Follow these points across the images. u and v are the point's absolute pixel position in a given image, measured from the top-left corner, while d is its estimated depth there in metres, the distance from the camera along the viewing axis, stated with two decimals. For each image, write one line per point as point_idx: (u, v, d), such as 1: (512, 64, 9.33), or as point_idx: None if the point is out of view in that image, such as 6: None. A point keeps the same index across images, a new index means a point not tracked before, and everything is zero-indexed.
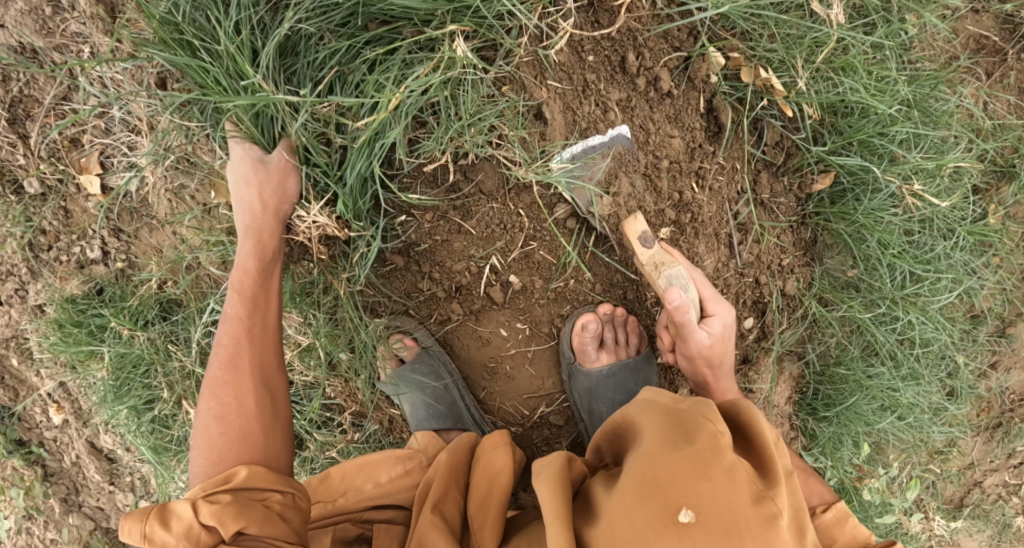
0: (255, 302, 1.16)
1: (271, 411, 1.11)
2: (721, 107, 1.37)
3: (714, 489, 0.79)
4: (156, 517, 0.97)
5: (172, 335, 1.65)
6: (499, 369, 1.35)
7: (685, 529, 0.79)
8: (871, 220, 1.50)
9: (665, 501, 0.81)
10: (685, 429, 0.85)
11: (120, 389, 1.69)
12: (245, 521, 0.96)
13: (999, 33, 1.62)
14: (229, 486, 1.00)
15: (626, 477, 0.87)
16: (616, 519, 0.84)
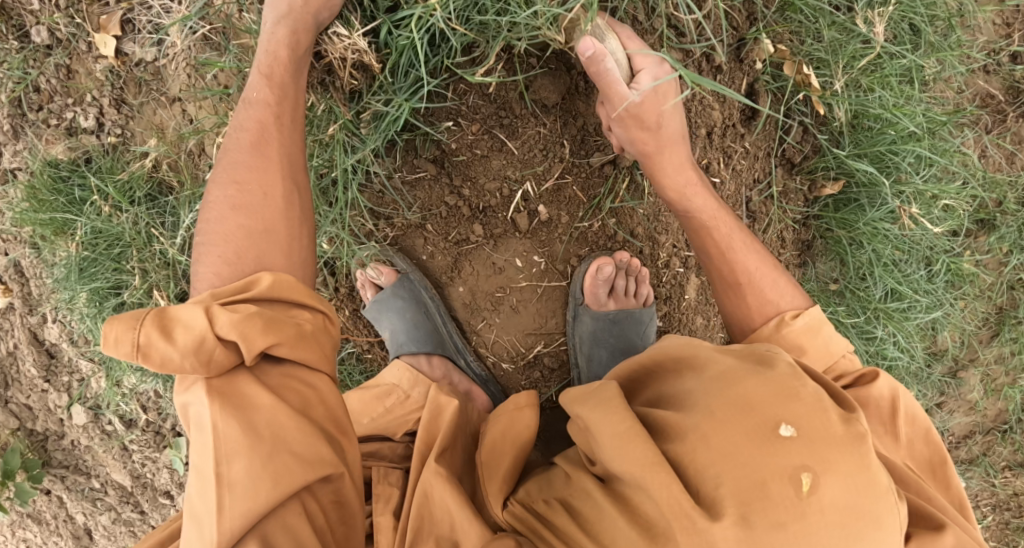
0: (282, 94, 1.11)
1: (297, 209, 1.08)
2: (761, 93, 1.44)
3: (807, 409, 0.85)
4: (158, 325, 0.93)
5: (159, 219, 1.57)
6: (505, 301, 1.34)
7: (788, 441, 0.82)
8: (871, 230, 1.58)
9: (764, 417, 0.84)
10: (763, 362, 0.92)
11: (90, 269, 1.60)
12: (272, 340, 0.96)
13: (1004, 95, 1.75)
14: (251, 294, 0.98)
15: (706, 399, 0.89)
16: (706, 431, 0.85)
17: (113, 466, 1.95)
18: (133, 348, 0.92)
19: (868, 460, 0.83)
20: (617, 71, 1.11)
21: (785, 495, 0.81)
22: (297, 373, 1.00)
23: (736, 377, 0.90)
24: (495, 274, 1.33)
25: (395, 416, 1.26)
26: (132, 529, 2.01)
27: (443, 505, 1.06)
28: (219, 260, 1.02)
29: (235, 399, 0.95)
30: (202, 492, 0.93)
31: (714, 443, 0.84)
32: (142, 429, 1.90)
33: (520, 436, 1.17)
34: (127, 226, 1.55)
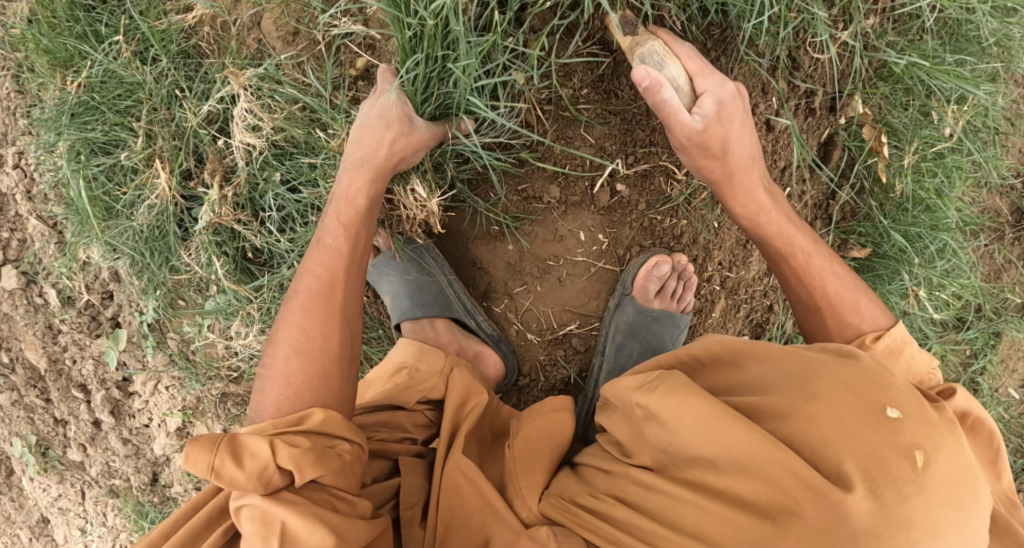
0: (357, 247, 1.10)
1: (349, 356, 1.05)
2: (837, 144, 1.48)
3: (901, 393, 0.80)
4: (229, 451, 0.91)
5: (187, 81, 1.39)
6: (554, 270, 1.31)
7: (896, 422, 0.77)
8: (884, 301, 1.62)
9: (867, 399, 0.79)
10: (841, 351, 0.87)
11: (85, 116, 1.40)
12: (321, 471, 0.93)
13: (1011, 213, 1.86)
14: (303, 428, 0.95)
15: (797, 388, 0.83)
16: (811, 411, 0.80)
17: (30, 344, 1.71)
18: (202, 471, 0.90)
19: (961, 438, 0.79)
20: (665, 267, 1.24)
21: (902, 470, 0.75)
22: (338, 489, 0.95)
23: (815, 365, 0.85)
24: (553, 241, 1.29)
25: (404, 387, 1.22)
26: (31, 416, 1.77)
27: (476, 490, 1.03)
28: (280, 394, 0.99)
29: (284, 504, 0.90)
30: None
31: (823, 423, 0.79)
32: (78, 310, 1.68)
33: (557, 437, 1.11)
34: (149, 80, 1.37)
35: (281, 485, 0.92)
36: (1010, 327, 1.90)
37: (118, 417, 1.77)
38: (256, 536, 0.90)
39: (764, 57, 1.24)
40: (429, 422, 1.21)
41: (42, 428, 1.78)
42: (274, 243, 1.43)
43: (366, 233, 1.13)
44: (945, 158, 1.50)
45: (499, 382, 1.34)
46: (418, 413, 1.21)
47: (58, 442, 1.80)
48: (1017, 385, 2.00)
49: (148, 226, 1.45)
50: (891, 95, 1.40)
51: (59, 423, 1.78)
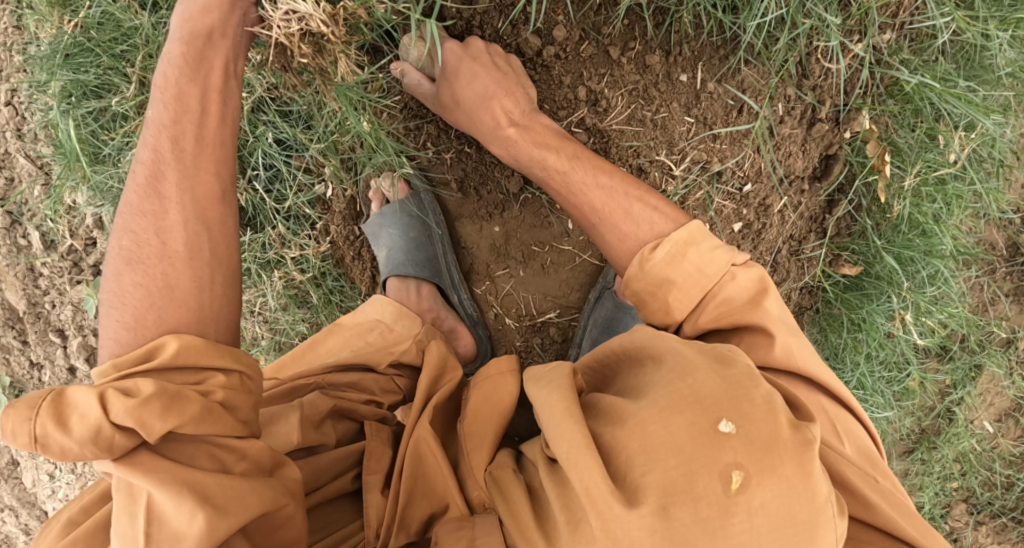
0: (182, 115, 1.00)
1: (200, 246, 0.96)
2: (838, 158, 1.46)
3: (751, 410, 0.77)
4: (53, 413, 0.84)
5: None
6: (538, 257, 1.28)
7: (725, 437, 0.75)
8: (869, 320, 1.60)
9: (706, 410, 0.77)
10: (720, 357, 0.84)
11: (79, 57, 1.38)
12: (174, 421, 0.84)
13: (1006, 247, 1.86)
14: (155, 364, 0.88)
15: (648, 400, 0.81)
16: (646, 420, 0.79)
17: (10, 283, 1.68)
18: (27, 442, 0.84)
19: (812, 469, 0.74)
20: (416, 88, 1.15)
21: (709, 491, 0.73)
22: (214, 437, 0.88)
23: (691, 372, 0.83)
24: (540, 227, 1.27)
25: (379, 348, 1.23)
26: (7, 355, 1.74)
27: (437, 464, 1.03)
28: (121, 317, 0.93)
29: (138, 468, 0.84)
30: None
31: (651, 433, 0.78)
32: (61, 255, 1.65)
33: (505, 401, 1.08)
34: (146, 26, 1.34)
35: (133, 447, 0.85)
36: (990, 360, 1.91)
37: (92, 366, 1.76)
38: (121, 507, 0.85)
39: (773, 62, 1.22)
40: (397, 389, 1.20)
41: (17, 370, 1.76)
42: (258, 202, 1.37)
43: (200, 107, 1.02)
44: (945, 185, 1.48)
45: (470, 362, 1.33)
46: (387, 378, 1.20)
47: (32, 386, 1.78)
48: (992, 419, 2.00)
49: None
50: (899, 113, 1.40)
51: (35, 367, 1.76)
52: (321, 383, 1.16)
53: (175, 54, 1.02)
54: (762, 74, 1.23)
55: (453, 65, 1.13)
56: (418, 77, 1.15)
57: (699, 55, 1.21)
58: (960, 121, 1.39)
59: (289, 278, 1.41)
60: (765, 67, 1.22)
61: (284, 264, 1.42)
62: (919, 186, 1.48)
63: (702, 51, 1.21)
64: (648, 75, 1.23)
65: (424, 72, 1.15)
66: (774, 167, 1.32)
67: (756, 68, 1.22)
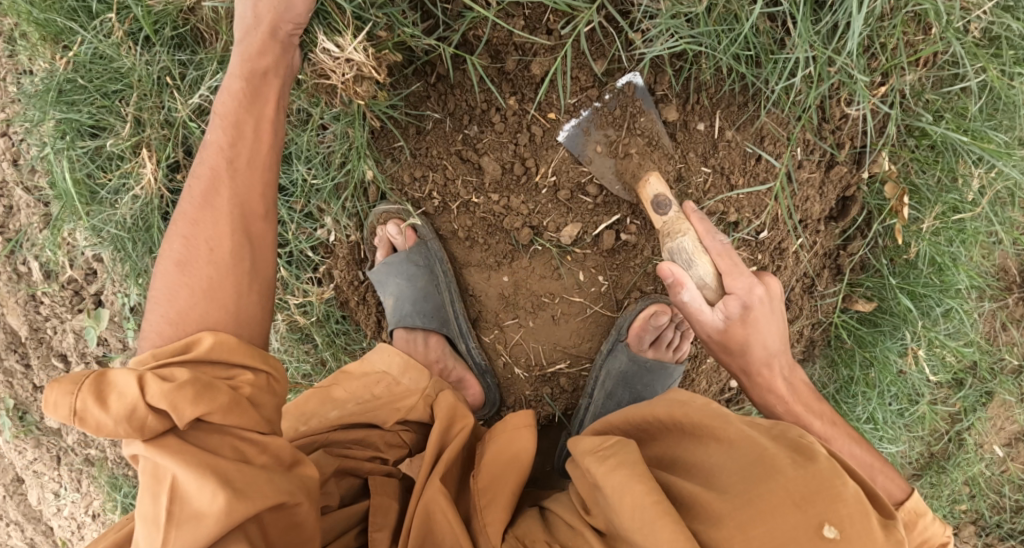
0: (239, 133, 1.02)
1: (248, 262, 0.96)
2: (856, 200, 1.41)
3: (846, 508, 0.75)
4: (92, 391, 0.83)
5: (180, 69, 1.33)
6: (548, 308, 1.25)
7: (829, 543, 0.74)
8: (882, 357, 1.58)
9: (806, 514, 0.75)
10: (796, 443, 0.82)
11: (72, 94, 1.33)
12: (205, 409, 0.84)
13: (1022, 275, 1.82)
14: (189, 355, 0.87)
15: (736, 492, 0.79)
16: (743, 519, 0.77)
17: (10, 311, 1.66)
18: (66, 415, 0.83)
19: None
20: (693, 301, 1.05)
21: None
22: (238, 427, 0.86)
23: (771, 462, 0.80)
24: (551, 279, 1.24)
25: (384, 402, 1.18)
26: (9, 382, 1.73)
27: (450, 525, 0.98)
28: (161, 316, 0.92)
29: (167, 450, 0.82)
30: (145, 538, 0.82)
31: (751, 535, 0.76)
32: (60, 285, 1.62)
33: (523, 456, 1.07)
34: (140, 65, 1.30)
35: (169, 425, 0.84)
36: (1000, 388, 1.89)
37: None
38: (149, 486, 0.83)
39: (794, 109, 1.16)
40: (402, 443, 1.17)
41: (19, 393, 1.75)
42: None
43: (255, 125, 1.03)
44: (964, 225, 1.44)
45: (478, 411, 1.30)
46: (392, 433, 1.17)
47: (35, 408, 1.77)
48: (1003, 443, 1.98)
49: (132, 215, 1.39)
50: (917, 153, 1.36)
51: (37, 393, 1.75)
52: (323, 440, 1.13)
53: (238, 72, 1.04)
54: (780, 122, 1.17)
55: (757, 313, 1.05)
56: (700, 303, 1.06)
57: (717, 104, 1.16)
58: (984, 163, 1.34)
59: (292, 321, 1.38)
60: (785, 115, 1.17)
61: (286, 306, 1.39)
62: (937, 226, 1.44)
63: (722, 99, 1.16)
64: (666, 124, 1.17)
65: (692, 268, 1.06)
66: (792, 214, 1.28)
67: (775, 118, 1.17)
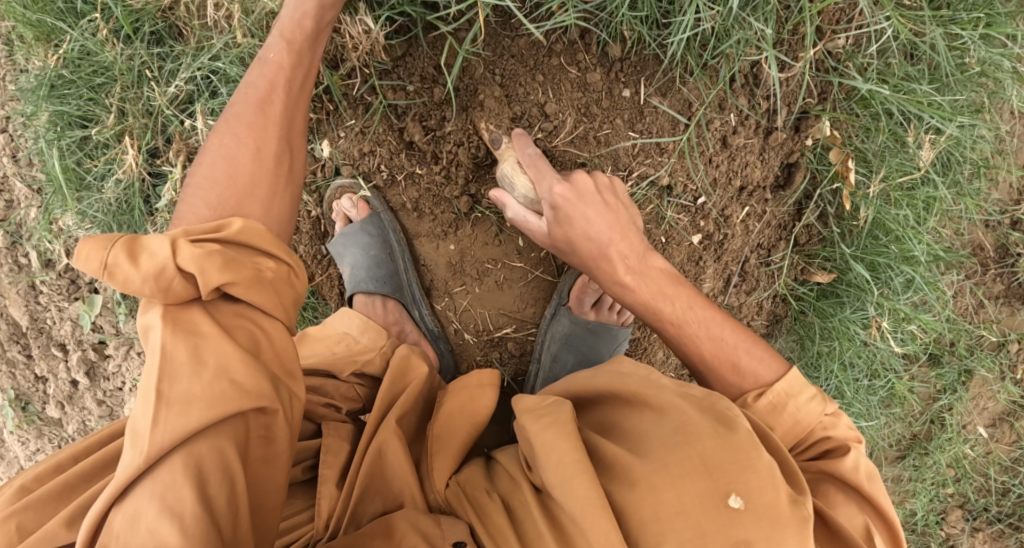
0: (299, 60, 1.10)
1: (284, 177, 1.02)
2: (801, 167, 1.40)
3: (757, 481, 0.83)
4: (125, 248, 0.86)
5: (156, 63, 1.44)
6: (490, 274, 1.32)
7: (736, 513, 0.81)
8: (841, 329, 1.55)
9: (717, 483, 0.83)
10: (720, 416, 0.89)
11: (62, 89, 1.45)
12: (231, 278, 0.88)
13: (993, 251, 1.82)
14: (219, 234, 0.91)
15: (658, 459, 0.87)
16: (657, 483, 0.85)
17: (13, 301, 1.77)
18: (95, 269, 0.85)
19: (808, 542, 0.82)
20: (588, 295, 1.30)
21: None
22: (257, 318, 0.92)
23: (694, 430, 0.88)
24: (492, 246, 1.31)
25: (344, 356, 1.23)
26: (13, 370, 1.84)
27: (399, 466, 1.03)
28: (199, 206, 0.96)
29: (179, 325, 0.86)
30: (138, 408, 0.84)
31: (662, 498, 0.84)
32: (58, 274, 1.74)
33: (477, 415, 1.12)
34: (119, 60, 1.42)
35: (189, 295, 0.88)
36: (979, 365, 1.87)
37: (92, 379, 1.85)
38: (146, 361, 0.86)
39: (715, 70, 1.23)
40: (357, 397, 1.19)
41: (22, 383, 1.85)
42: None
43: (308, 63, 1.11)
44: (915, 190, 1.42)
45: None
46: (348, 385, 1.19)
47: (37, 398, 1.87)
48: (986, 424, 1.97)
49: (117, 200, 1.50)
50: (862, 120, 1.35)
51: (39, 380, 1.85)
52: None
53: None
54: (695, 91, 1.24)
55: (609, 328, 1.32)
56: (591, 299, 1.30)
57: (640, 71, 1.23)
58: (920, 128, 1.35)
59: None
60: (708, 81, 1.23)
61: None
62: (887, 192, 1.43)
63: (644, 65, 1.23)
64: (597, 91, 1.24)
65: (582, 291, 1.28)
66: (730, 177, 1.33)
67: (693, 87, 1.24)
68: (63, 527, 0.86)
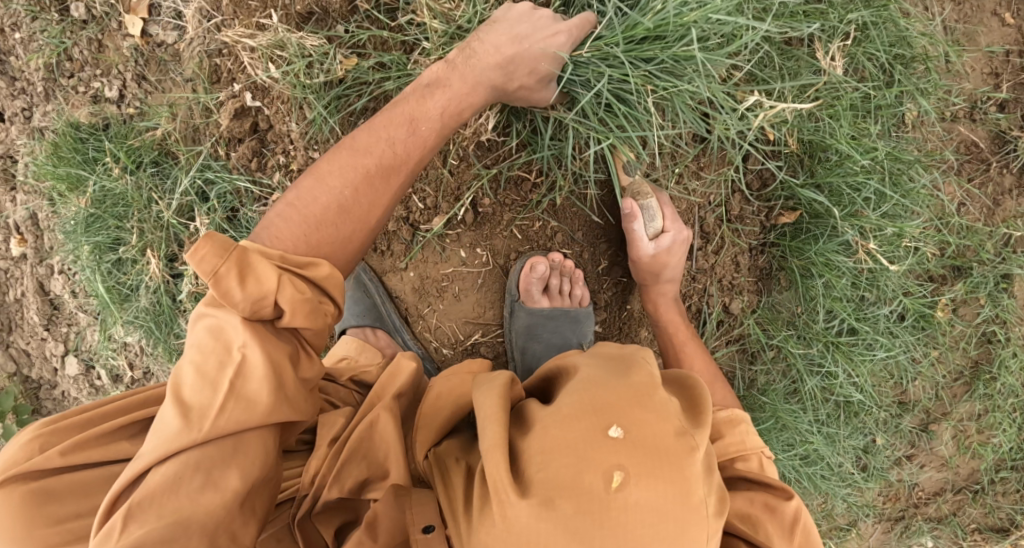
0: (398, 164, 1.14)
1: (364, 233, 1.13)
2: (713, 116, 1.42)
3: (645, 416, 0.85)
4: (237, 265, 0.96)
5: (158, 186, 1.69)
6: (448, 289, 1.45)
7: (613, 441, 0.82)
8: (822, 261, 1.50)
9: (601, 418, 0.84)
10: (625, 366, 0.92)
11: (92, 225, 1.71)
12: (309, 323, 1.00)
13: (989, 145, 1.69)
14: (313, 276, 1.02)
15: (566, 398, 0.89)
16: (549, 422, 0.85)
17: None
18: (205, 272, 0.94)
19: (686, 478, 0.83)
20: (641, 231, 1.32)
21: (594, 488, 0.80)
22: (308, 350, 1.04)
23: (598, 378, 0.90)
24: (442, 262, 1.43)
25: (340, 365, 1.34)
26: None
27: (384, 438, 1.06)
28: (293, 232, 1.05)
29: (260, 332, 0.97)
30: (197, 393, 0.94)
31: (551, 432, 0.84)
32: (126, 387, 1.98)
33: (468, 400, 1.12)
34: (129, 189, 1.67)
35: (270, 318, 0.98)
36: (1019, 267, 1.72)
37: None
38: (216, 348, 0.96)
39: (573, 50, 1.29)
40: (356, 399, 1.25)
41: None
42: None
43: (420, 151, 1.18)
44: (836, 100, 1.43)
45: None
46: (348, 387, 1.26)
47: None
48: None
49: (151, 304, 1.75)
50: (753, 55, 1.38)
51: None
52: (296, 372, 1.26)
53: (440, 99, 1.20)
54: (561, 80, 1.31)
55: (677, 248, 1.33)
56: (642, 231, 1.32)
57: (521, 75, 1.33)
58: (816, 45, 1.39)
59: None
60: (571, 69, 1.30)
61: None
62: (806, 111, 1.44)
63: None
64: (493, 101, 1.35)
65: (648, 217, 1.32)
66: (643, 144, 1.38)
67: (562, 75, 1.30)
68: (126, 439, 1.04)
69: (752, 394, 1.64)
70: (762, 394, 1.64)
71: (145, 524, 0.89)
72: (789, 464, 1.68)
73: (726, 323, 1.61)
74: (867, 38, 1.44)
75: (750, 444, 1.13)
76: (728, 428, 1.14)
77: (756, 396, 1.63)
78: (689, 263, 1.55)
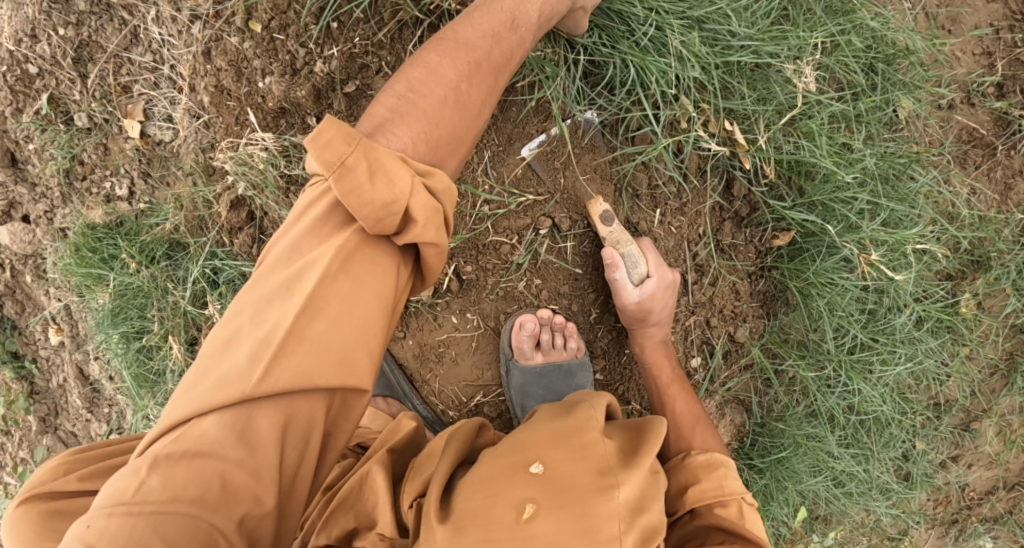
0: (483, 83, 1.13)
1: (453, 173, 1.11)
2: (689, 153, 1.43)
3: (568, 455, 0.94)
4: (368, 163, 0.96)
5: (171, 275, 1.77)
6: (445, 354, 1.50)
7: (530, 477, 0.91)
8: (821, 279, 1.48)
9: (525, 458, 0.94)
10: (570, 414, 1.04)
11: (116, 318, 1.78)
12: (431, 237, 0.99)
13: (991, 128, 1.59)
14: (436, 187, 1.01)
15: (505, 444, 1.00)
16: (482, 465, 0.96)
17: None
18: (324, 165, 0.95)
19: (598, 509, 0.88)
20: (624, 279, 1.36)
21: (504, 518, 0.88)
22: (400, 286, 1.02)
23: (538, 428, 1.01)
24: (436, 329, 1.49)
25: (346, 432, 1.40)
26: None
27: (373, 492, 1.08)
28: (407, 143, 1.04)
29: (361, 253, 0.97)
30: (258, 326, 0.95)
31: (481, 472, 0.95)
32: None
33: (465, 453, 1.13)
34: (145, 281, 1.75)
35: (387, 230, 0.98)
36: None
37: None
38: (286, 277, 0.97)
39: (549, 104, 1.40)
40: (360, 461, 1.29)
41: None
42: None
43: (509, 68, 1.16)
44: (808, 119, 1.42)
45: None
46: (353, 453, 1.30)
47: None
48: None
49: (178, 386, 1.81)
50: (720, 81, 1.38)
51: None
52: None
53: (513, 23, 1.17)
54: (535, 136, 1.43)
55: (661, 295, 1.36)
56: (625, 279, 1.37)
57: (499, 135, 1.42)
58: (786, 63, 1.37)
59: None
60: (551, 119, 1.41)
61: None
62: (783, 131, 1.43)
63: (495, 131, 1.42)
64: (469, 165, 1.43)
65: (630, 264, 1.37)
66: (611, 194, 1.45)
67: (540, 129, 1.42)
68: None
69: (769, 420, 1.62)
70: (780, 420, 1.61)
71: (166, 479, 0.89)
72: (821, 488, 1.63)
73: (734, 351, 1.59)
74: (836, 45, 1.41)
75: (729, 488, 1.15)
76: (706, 472, 1.18)
77: (774, 423, 1.60)
78: (686, 298, 1.54)
